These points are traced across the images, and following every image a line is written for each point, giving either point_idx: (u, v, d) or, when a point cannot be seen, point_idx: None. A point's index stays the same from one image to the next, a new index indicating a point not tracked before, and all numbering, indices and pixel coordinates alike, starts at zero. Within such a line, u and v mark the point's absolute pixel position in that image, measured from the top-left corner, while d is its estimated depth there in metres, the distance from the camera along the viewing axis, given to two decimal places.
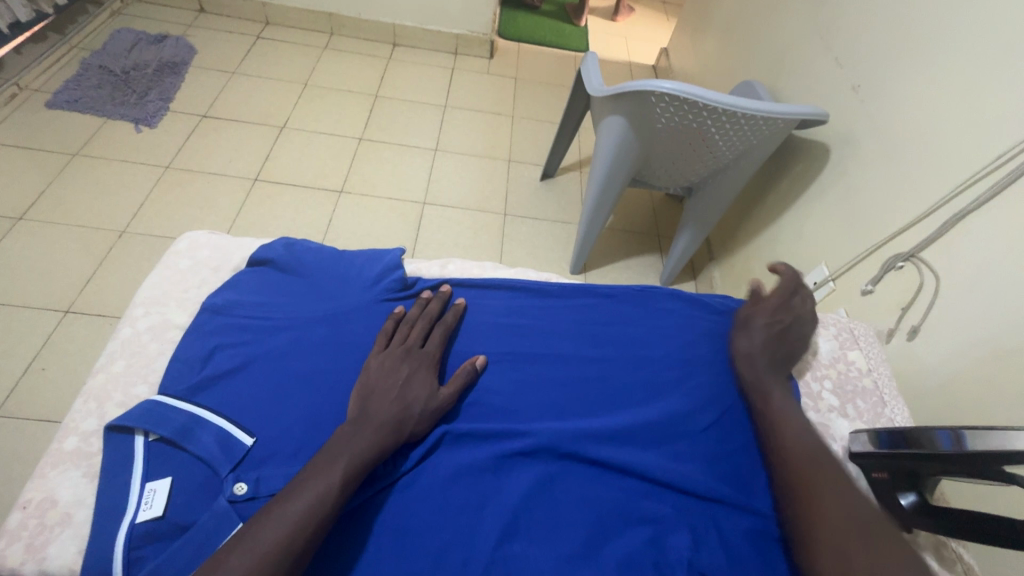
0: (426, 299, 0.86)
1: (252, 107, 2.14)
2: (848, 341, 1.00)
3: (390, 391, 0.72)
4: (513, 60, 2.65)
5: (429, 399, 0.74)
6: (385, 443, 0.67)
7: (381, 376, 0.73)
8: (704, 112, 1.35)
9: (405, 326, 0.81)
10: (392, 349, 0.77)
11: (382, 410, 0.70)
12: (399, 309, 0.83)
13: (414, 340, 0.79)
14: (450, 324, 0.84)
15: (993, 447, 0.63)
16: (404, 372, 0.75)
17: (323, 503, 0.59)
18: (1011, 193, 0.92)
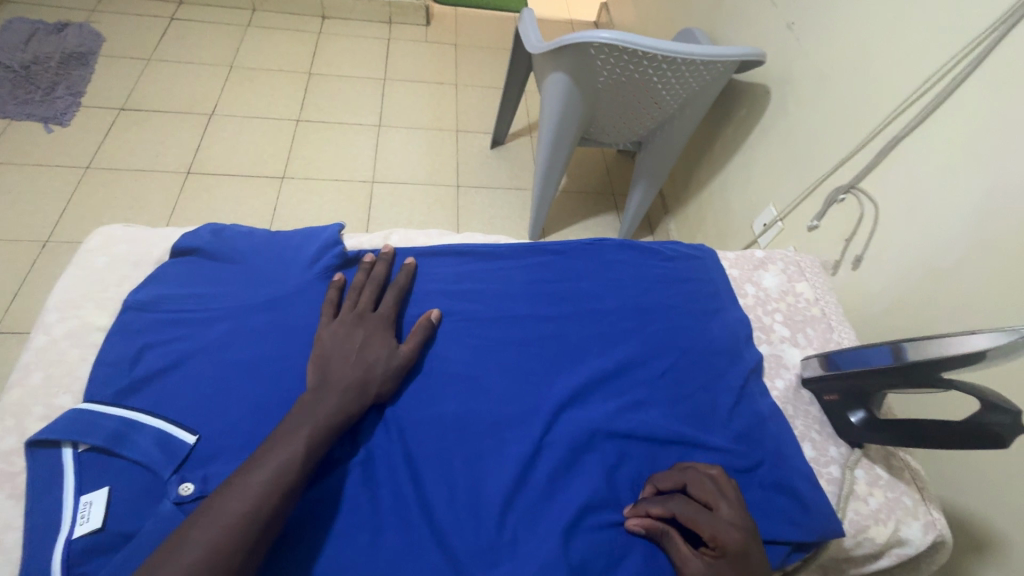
0: (370, 260, 0.72)
1: (176, 96, 2.01)
2: (794, 272, 0.87)
3: (348, 356, 0.61)
4: (451, 24, 2.54)
5: (394, 360, 0.64)
6: (343, 417, 0.57)
7: (337, 344, 0.62)
8: (644, 60, 1.32)
9: (353, 290, 0.69)
10: (343, 316, 0.65)
11: (337, 381, 0.59)
12: (337, 276, 0.69)
13: (365, 303, 0.67)
14: (403, 282, 0.72)
15: (930, 357, 0.58)
16: (360, 337, 0.63)
17: (274, 490, 0.49)
18: (938, 118, 0.94)
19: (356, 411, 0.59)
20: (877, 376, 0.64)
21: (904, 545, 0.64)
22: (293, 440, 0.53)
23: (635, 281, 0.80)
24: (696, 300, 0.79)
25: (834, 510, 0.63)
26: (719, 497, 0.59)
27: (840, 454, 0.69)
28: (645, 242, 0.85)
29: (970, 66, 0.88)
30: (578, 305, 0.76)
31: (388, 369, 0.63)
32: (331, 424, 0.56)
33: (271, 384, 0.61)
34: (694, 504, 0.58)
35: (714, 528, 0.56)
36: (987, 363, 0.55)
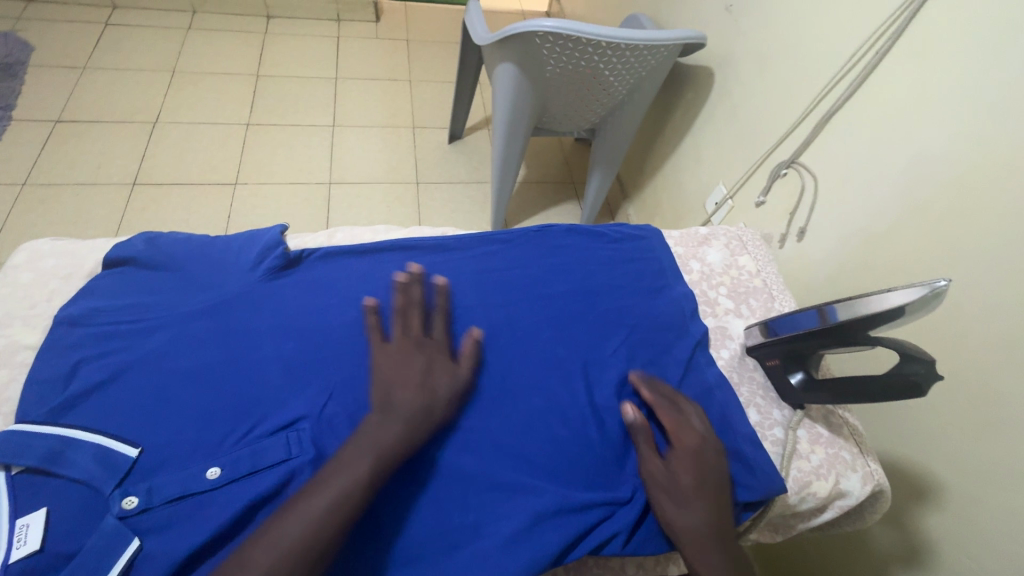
0: (406, 277, 0.70)
1: (115, 105, 1.93)
2: (736, 247, 0.90)
3: (409, 383, 0.60)
4: (401, 19, 2.50)
5: (454, 387, 0.63)
6: (409, 448, 0.56)
7: (397, 371, 0.61)
8: (589, 47, 1.34)
9: (398, 314, 0.67)
10: (398, 342, 0.64)
11: (399, 410, 0.58)
12: (371, 300, 0.67)
13: (415, 330, 0.66)
14: (444, 304, 0.70)
15: (857, 317, 0.61)
16: (417, 366, 0.62)
17: (337, 516, 0.49)
18: (865, 91, 0.98)
19: (421, 438, 0.58)
20: (812, 338, 0.67)
21: (845, 496, 0.68)
22: (355, 465, 0.53)
23: (584, 265, 0.81)
24: (643, 279, 0.81)
25: (776, 470, 0.66)
26: (679, 404, 0.67)
27: (783, 416, 0.73)
28: (591, 227, 0.87)
29: (890, 40, 0.92)
30: (529, 291, 0.77)
31: (450, 396, 0.62)
32: (395, 455, 0.55)
33: (216, 391, 0.60)
34: (668, 404, 0.67)
35: (674, 423, 0.65)
36: (904, 319, 0.59)
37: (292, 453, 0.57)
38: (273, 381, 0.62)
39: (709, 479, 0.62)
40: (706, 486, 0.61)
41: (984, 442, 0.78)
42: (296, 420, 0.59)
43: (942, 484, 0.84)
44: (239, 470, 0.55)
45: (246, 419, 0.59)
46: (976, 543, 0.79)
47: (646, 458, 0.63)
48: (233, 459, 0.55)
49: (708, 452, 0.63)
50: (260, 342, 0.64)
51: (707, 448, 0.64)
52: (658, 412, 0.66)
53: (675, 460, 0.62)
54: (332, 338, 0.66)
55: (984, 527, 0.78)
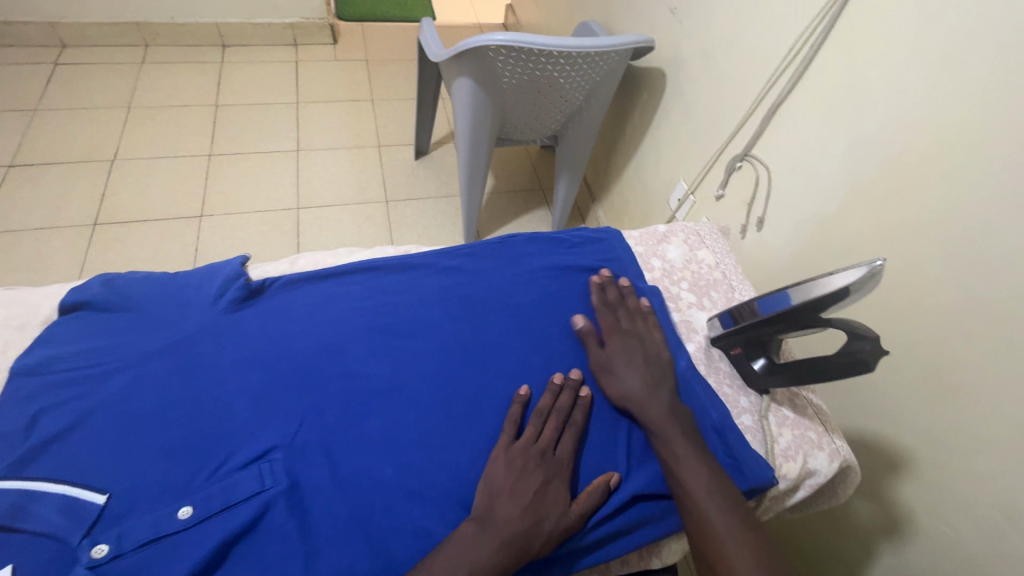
0: (558, 384, 0.69)
1: (71, 145, 1.90)
2: (695, 242, 0.92)
3: (518, 500, 0.58)
4: (359, 40, 2.51)
5: (563, 521, 0.58)
6: (498, 574, 0.53)
7: (510, 486, 0.59)
8: (541, 58, 1.37)
9: (537, 419, 0.66)
10: (523, 448, 0.63)
11: (498, 528, 0.56)
12: (524, 391, 0.67)
13: (547, 439, 0.64)
14: (580, 422, 0.67)
15: (807, 301, 0.63)
16: (534, 481, 0.60)
17: None
18: (805, 84, 1.02)
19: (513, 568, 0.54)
20: (768, 325, 0.69)
21: (814, 474, 0.71)
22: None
23: (546, 271, 0.83)
24: (605, 280, 0.83)
25: (762, 458, 0.68)
26: (615, 307, 0.78)
27: (751, 403, 0.75)
28: (552, 233, 0.89)
29: (823, 33, 0.96)
30: (494, 300, 0.78)
31: (556, 530, 0.57)
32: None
33: (184, 428, 0.60)
34: (607, 308, 0.78)
35: (608, 321, 0.76)
36: (849, 301, 0.62)
37: (266, 484, 0.57)
38: (242, 414, 0.61)
39: (641, 357, 0.72)
40: (638, 360, 0.71)
41: (944, 408, 0.82)
42: (267, 450, 0.59)
43: (911, 453, 0.87)
44: (212, 507, 0.55)
45: (216, 453, 0.58)
46: (949, 507, 0.82)
47: (615, 373, 0.70)
48: (205, 497, 0.55)
49: (631, 338, 0.74)
50: (226, 375, 0.64)
51: (631, 335, 0.74)
52: (600, 316, 0.77)
53: (615, 344, 0.73)
54: (298, 364, 0.66)
55: (954, 492, 0.81)
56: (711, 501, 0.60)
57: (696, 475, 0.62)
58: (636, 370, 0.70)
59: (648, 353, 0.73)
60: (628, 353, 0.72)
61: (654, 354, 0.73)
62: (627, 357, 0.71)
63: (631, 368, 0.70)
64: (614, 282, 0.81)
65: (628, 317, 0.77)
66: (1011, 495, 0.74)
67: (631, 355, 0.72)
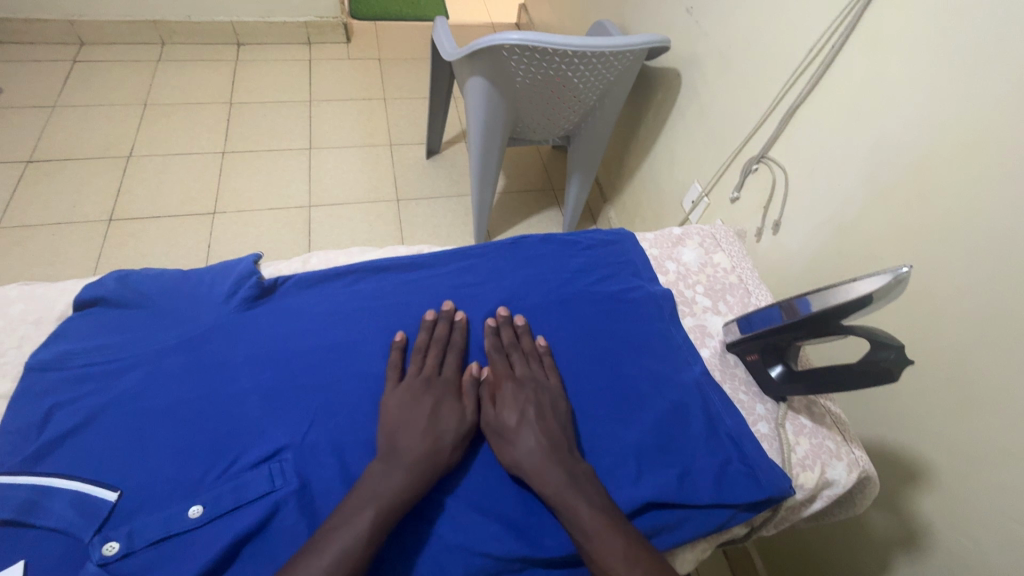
0: (431, 318, 0.71)
1: (88, 142, 1.92)
2: (710, 244, 0.91)
3: (415, 424, 0.60)
4: (373, 39, 2.51)
5: (462, 429, 0.62)
6: (411, 493, 0.56)
7: (404, 413, 0.62)
8: (555, 57, 1.36)
9: (420, 353, 0.68)
10: (409, 382, 0.65)
11: (406, 453, 0.58)
12: (399, 336, 0.69)
13: (430, 364, 0.67)
14: (457, 342, 0.71)
15: (828, 308, 0.62)
16: (427, 405, 0.63)
17: (354, 553, 0.50)
18: (825, 85, 1.00)
19: (428, 483, 0.57)
20: (787, 331, 0.68)
21: (832, 485, 0.69)
22: (370, 500, 0.54)
23: (559, 273, 0.82)
24: (620, 284, 0.82)
25: (779, 468, 0.67)
26: (510, 352, 0.70)
27: (768, 411, 0.74)
28: (565, 235, 0.88)
29: (844, 33, 0.94)
30: (506, 302, 0.77)
31: (458, 439, 0.61)
32: (397, 504, 0.54)
33: (196, 426, 0.59)
34: (500, 355, 0.70)
35: (501, 369, 0.69)
36: (872, 308, 0.60)
37: (276, 484, 0.56)
38: (252, 414, 0.61)
39: (535, 410, 0.64)
40: (531, 416, 0.63)
41: (967, 419, 0.79)
42: (277, 451, 0.59)
43: (932, 464, 0.85)
44: (222, 507, 0.54)
45: (227, 452, 0.58)
46: (971, 521, 0.80)
47: (508, 437, 0.62)
48: (215, 496, 0.55)
49: (521, 391, 0.66)
50: (238, 374, 0.64)
51: (523, 387, 0.66)
52: (493, 363, 0.70)
53: (505, 399, 0.65)
54: (310, 364, 0.66)
55: (976, 505, 0.79)
56: (629, 572, 0.52)
57: (610, 544, 0.54)
58: (532, 427, 0.62)
59: (552, 405, 0.65)
60: (523, 407, 0.64)
61: (552, 405, 0.65)
62: (518, 413, 0.63)
63: (528, 423, 0.62)
64: (510, 322, 0.74)
65: (530, 363, 0.69)
66: None
67: (527, 409, 0.64)
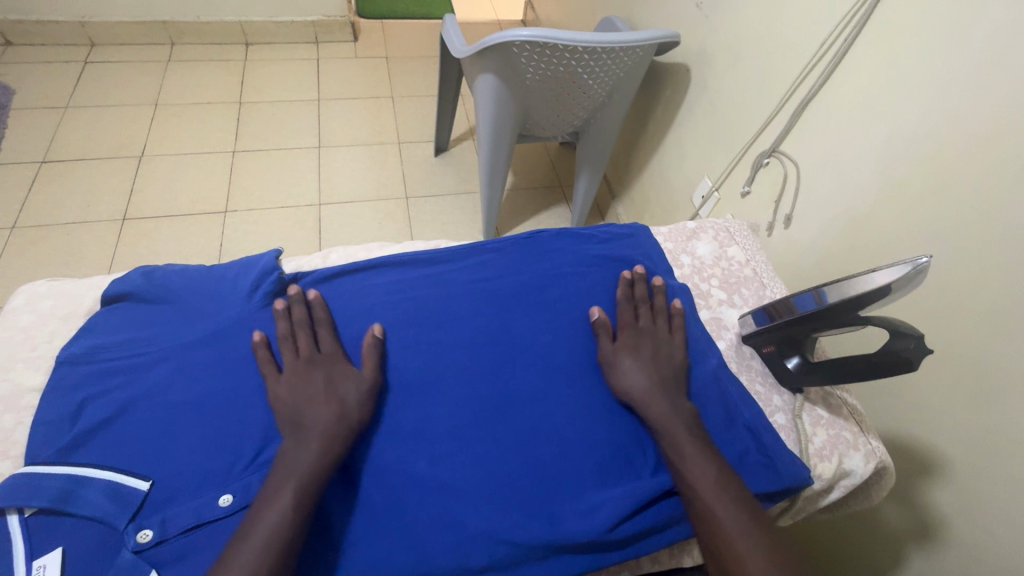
0: (284, 306, 0.68)
1: (101, 142, 1.94)
2: (724, 238, 0.91)
3: (312, 399, 0.60)
4: (380, 37, 2.52)
5: (360, 392, 0.63)
6: (332, 462, 0.57)
7: (294, 394, 0.61)
8: (565, 53, 1.36)
9: (285, 336, 0.66)
10: (289, 367, 0.63)
11: (312, 425, 0.58)
12: (258, 333, 0.65)
13: (302, 341, 0.66)
14: (321, 316, 0.69)
15: (845, 299, 0.62)
16: (317, 380, 0.62)
17: (293, 524, 0.51)
18: (837, 78, 1.00)
19: (342, 445, 0.58)
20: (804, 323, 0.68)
21: (849, 475, 0.70)
22: (290, 476, 0.54)
23: (576, 267, 0.83)
24: (635, 277, 0.82)
25: (797, 457, 0.68)
26: (637, 303, 0.77)
27: (785, 402, 0.74)
28: (580, 229, 0.89)
29: (856, 26, 0.94)
30: (523, 296, 0.77)
31: (360, 399, 0.62)
32: (317, 476, 0.55)
33: (223, 418, 0.61)
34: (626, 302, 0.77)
35: (625, 316, 0.75)
36: (892, 298, 0.60)
37: None
38: (277, 405, 0.62)
39: (651, 352, 0.71)
40: (649, 355, 0.70)
41: (983, 412, 0.79)
42: None
43: (947, 456, 0.85)
44: (250, 496, 0.55)
45: (254, 442, 0.59)
46: (984, 512, 0.80)
47: (621, 371, 0.69)
48: (243, 486, 0.56)
49: (641, 336, 0.72)
50: (262, 368, 0.65)
51: (642, 334, 0.73)
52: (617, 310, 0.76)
53: (625, 339, 0.72)
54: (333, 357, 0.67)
55: (989, 496, 0.79)
56: (716, 497, 0.58)
57: (700, 471, 0.60)
58: (637, 364, 0.69)
59: (663, 351, 0.71)
60: (636, 348, 0.71)
61: (668, 352, 0.72)
62: (636, 352, 0.70)
63: (637, 361, 0.69)
64: (644, 279, 0.80)
65: (644, 313, 0.76)
66: None
67: (644, 350, 0.71)
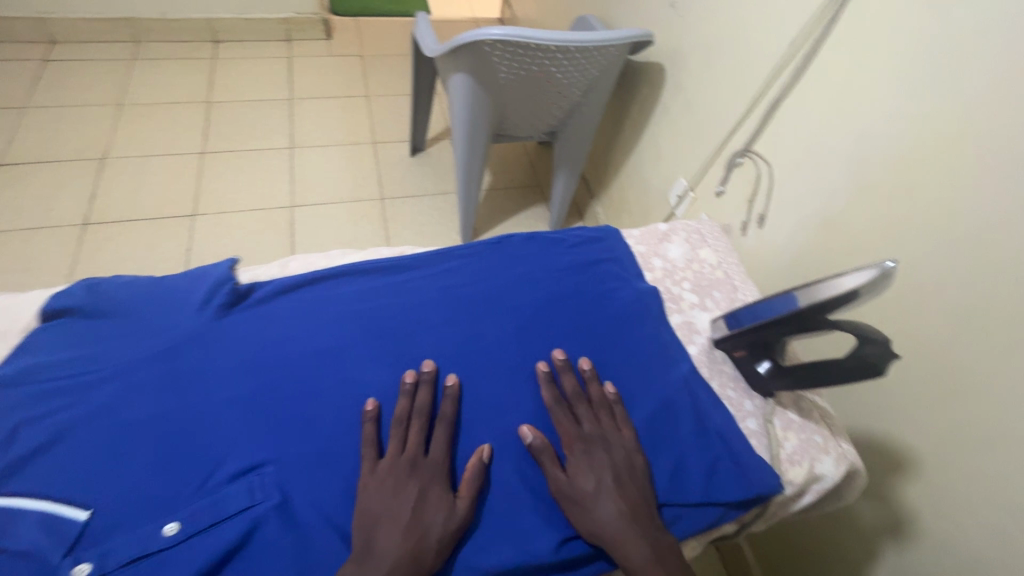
0: (410, 382, 0.64)
1: (61, 143, 1.86)
2: (696, 240, 0.90)
3: (394, 521, 0.54)
4: (354, 35, 2.47)
5: (449, 523, 0.56)
6: None
7: (381, 509, 0.55)
8: (538, 52, 1.34)
9: (398, 426, 0.62)
10: (387, 468, 0.58)
11: (382, 559, 0.52)
12: (370, 405, 0.62)
13: (413, 442, 0.60)
14: (449, 413, 0.63)
15: (815, 304, 0.61)
16: (408, 497, 0.56)
17: None
18: (808, 78, 1.00)
19: None
20: (776, 327, 0.67)
21: (820, 480, 0.69)
22: None
23: (546, 272, 0.81)
24: (606, 282, 0.81)
25: (768, 465, 0.67)
26: (575, 402, 0.66)
27: (756, 407, 0.74)
28: (551, 233, 0.87)
29: (825, 26, 0.94)
30: (492, 304, 0.75)
31: (444, 536, 0.55)
32: None
33: (171, 440, 0.57)
34: (562, 405, 0.66)
35: (566, 426, 0.64)
36: (860, 302, 0.60)
37: (256, 498, 0.55)
38: (229, 425, 0.59)
39: (609, 472, 0.61)
40: (609, 478, 0.61)
41: (951, 411, 0.80)
42: (257, 463, 0.57)
43: (917, 455, 0.85)
44: (200, 523, 0.52)
45: (203, 465, 0.56)
46: (954, 509, 0.81)
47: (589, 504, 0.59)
48: (193, 512, 0.53)
49: (597, 452, 0.62)
50: (215, 386, 0.62)
51: (597, 447, 0.63)
52: (556, 418, 0.65)
53: (577, 464, 0.62)
54: (291, 373, 0.64)
55: (959, 494, 0.80)
56: None
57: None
58: (600, 495, 0.59)
59: (620, 463, 0.62)
60: (594, 472, 0.61)
61: (626, 464, 0.62)
62: (592, 476, 0.61)
63: (601, 490, 0.60)
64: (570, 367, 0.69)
65: (588, 417, 0.65)
66: (1021, 499, 0.72)
67: (597, 473, 0.61)
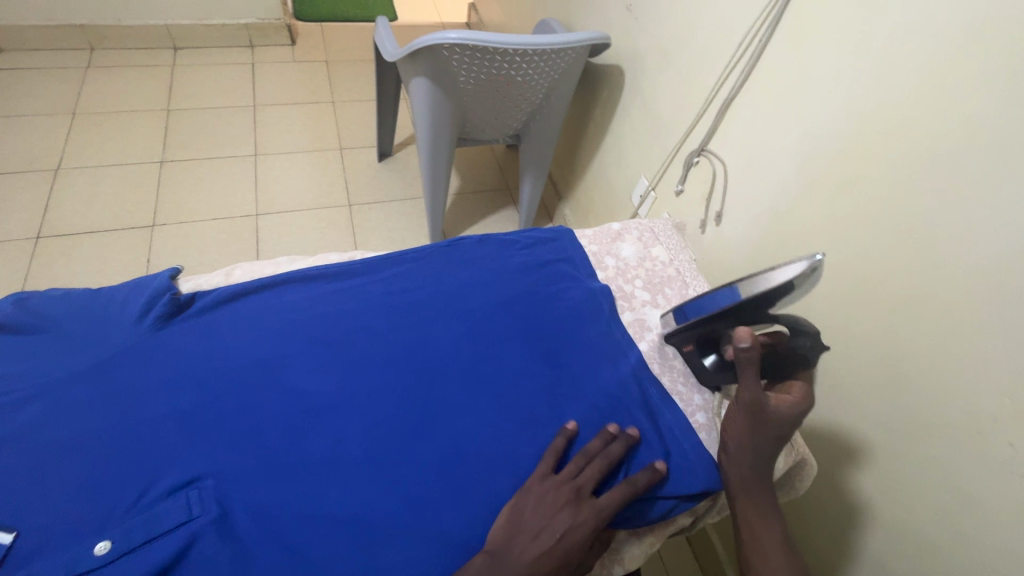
0: (612, 433, 0.65)
1: (10, 154, 1.80)
2: (649, 238, 0.91)
3: (543, 539, 0.55)
4: (319, 41, 2.44)
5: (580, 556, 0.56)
6: None
7: (537, 527, 0.56)
8: (496, 56, 1.35)
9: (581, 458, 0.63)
10: (560, 490, 0.59)
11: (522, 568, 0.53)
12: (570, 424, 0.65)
13: (587, 479, 0.61)
14: (642, 484, 0.62)
15: (755, 296, 0.63)
16: (564, 525, 0.56)
17: None
18: (755, 78, 1.03)
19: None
20: (719, 319, 0.68)
21: None
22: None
23: (497, 273, 0.81)
24: (557, 282, 0.82)
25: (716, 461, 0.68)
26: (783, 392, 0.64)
27: (705, 401, 0.75)
28: (504, 234, 0.87)
29: (769, 28, 0.97)
30: (443, 307, 0.75)
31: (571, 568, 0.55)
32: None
33: (103, 457, 0.55)
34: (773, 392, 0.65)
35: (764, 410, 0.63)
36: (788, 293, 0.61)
37: (193, 513, 0.54)
38: (167, 439, 0.58)
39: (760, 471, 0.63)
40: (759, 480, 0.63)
41: (896, 398, 0.83)
42: (196, 477, 0.56)
43: (866, 442, 0.88)
44: (133, 541, 0.51)
45: (138, 481, 0.55)
46: (902, 493, 0.83)
47: (762, 436, 0.62)
48: (125, 530, 0.51)
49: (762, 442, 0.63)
50: (152, 399, 0.60)
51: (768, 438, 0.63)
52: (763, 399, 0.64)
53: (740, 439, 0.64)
54: (233, 383, 0.63)
55: (906, 478, 0.82)
56: None
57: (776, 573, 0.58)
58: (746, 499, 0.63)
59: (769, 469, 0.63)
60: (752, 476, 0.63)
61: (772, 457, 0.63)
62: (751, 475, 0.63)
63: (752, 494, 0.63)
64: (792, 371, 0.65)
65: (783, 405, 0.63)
66: (961, 480, 0.75)
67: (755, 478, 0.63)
